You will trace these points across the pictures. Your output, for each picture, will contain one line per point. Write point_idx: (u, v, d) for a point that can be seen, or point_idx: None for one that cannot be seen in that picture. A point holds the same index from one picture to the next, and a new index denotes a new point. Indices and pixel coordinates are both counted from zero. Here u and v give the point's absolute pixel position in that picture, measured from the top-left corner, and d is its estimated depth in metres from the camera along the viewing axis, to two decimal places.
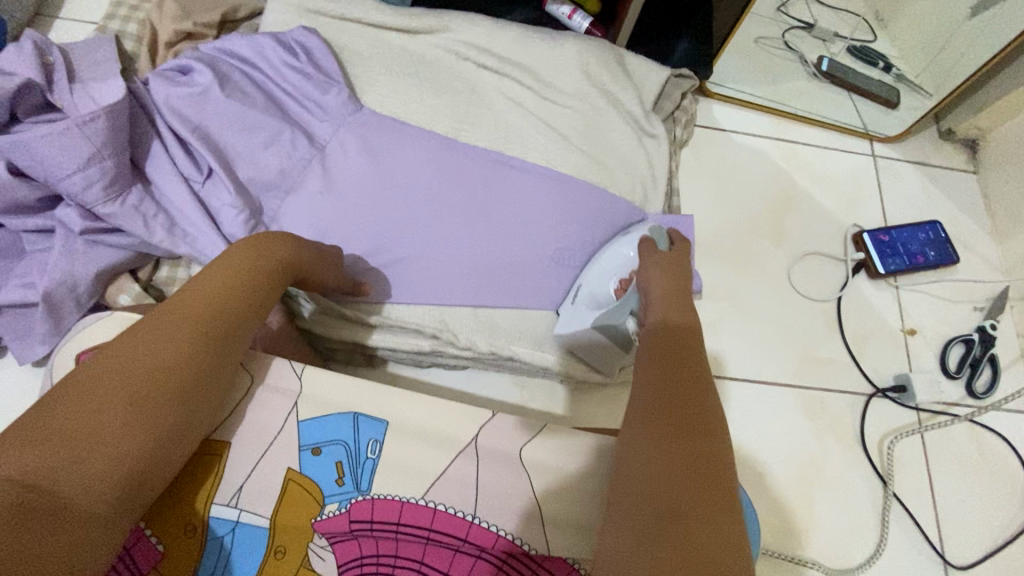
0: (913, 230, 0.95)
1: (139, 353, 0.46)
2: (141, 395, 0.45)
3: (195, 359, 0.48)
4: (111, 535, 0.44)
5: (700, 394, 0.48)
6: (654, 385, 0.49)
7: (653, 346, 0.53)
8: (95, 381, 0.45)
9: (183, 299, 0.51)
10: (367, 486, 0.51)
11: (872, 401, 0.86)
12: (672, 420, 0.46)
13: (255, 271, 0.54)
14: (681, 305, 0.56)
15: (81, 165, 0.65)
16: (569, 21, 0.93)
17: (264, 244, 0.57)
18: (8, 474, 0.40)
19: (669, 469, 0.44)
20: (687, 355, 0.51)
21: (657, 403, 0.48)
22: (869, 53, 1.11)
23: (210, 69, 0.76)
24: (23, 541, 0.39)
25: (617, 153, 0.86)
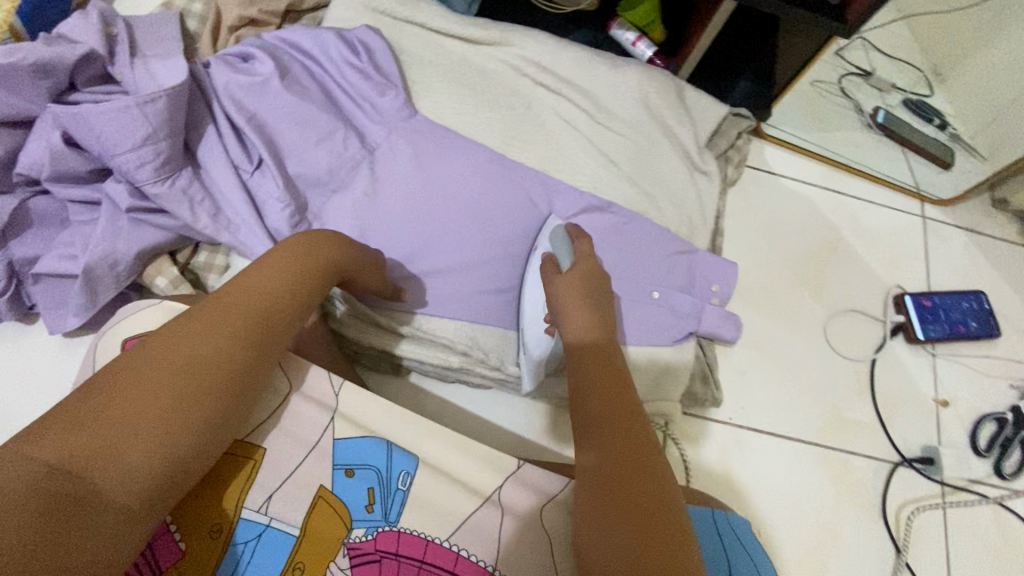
0: (956, 298, 0.93)
1: (180, 347, 0.46)
2: (180, 390, 0.45)
3: (235, 358, 0.48)
4: (136, 530, 0.43)
5: (635, 421, 0.49)
6: (586, 405, 0.50)
7: (578, 368, 0.53)
8: (136, 372, 0.44)
9: (232, 291, 0.50)
10: (396, 518, 0.51)
11: (897, 470, 0.84)
12: (614, 441, 0.47)
13: (303, 272, 0.54)
14: (587, 318, 0.57)
15: (136, 144, 0.64)
16: (632, 48, 0.92)
17: (311, 243, 0.57)
18: (44, 457, 0.40)
19: (615, 491, 0.45)
20: (613, 369, 0.52)
21: (606, 446, 0.47)
22: (925, 109, 1.10)
23: (273, 59, 0.75)
24: (51, 530, 0.39)
25: (666, 188, 0.85)
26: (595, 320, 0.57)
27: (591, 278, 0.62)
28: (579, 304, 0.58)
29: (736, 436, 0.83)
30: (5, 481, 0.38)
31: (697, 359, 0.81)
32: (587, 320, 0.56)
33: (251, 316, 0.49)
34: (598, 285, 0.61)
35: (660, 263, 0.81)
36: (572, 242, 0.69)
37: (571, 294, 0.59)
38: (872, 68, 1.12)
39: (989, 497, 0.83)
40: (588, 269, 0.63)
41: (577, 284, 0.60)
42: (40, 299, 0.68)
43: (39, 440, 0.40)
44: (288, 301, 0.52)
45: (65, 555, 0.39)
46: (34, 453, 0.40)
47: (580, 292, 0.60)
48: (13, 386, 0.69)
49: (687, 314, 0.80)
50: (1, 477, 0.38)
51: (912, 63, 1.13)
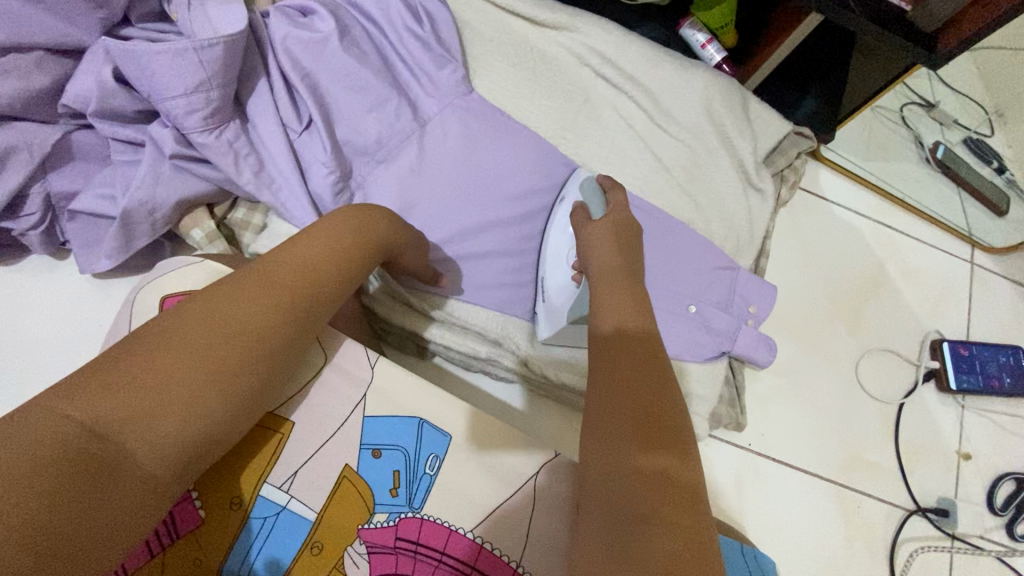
0: (994, 350, 0.90)
1: (222, 318, 0.45)
2: (218, 360, 0.44)
3: (274, 334, 0.46)
4: (159, 499, 0.42)
5: (663, 397, 0.46)
6: (615, 399, 0.46)
7: (610, 357, 0.49)
8: (176, 337, 0.43)
9: (278, 260, 0.49)
10: (420, 504, 0.50)
11: (909, 518, 0.82)
12: (642, 436, 0.44)
13: (351, 246, 0.53)
14: (629, 303, 0.52)
15: (188, 90, 0.62)
16: (701, 51, 0.87)
17: (359, 218, 0.55)
18: (79, 416, 0.38)
19: (633, 479, 0.42)
20: (647, 363, 0.48)
21: (630, 415, 0.45)
22: (984, 150, 1.06)
23: (334, 17, 0.72)
24: (77, 492, 0.37)
25: (717, 201, 0.82)
26: (636, 310, 0.52)
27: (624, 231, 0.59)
28: (611, 252, 0.57)
29: (752, 462, 0.82)
30: (34, 436, 0.37)
31: (725, 381, 0.80)
32: (614, 261, 0.56)
33: (295, 289, 0.48)
34: (630, 243, 0.59)
35: (700, 276, 0.79)
36: (604, 192, 0.65)
37: (606, 274, 0.55)
38: (936, 99, 1.08)
39: (988, 549, 0.81)
40: (623, 217, 0.60)
41: (612, 242, 0.58)
42: (74, 237, 0.67)
43: (75, 397, 0.39)
44: (332, 280, 0.51)
45: (87, 521, 0.38)
46: (68, 408, 0.38)
47: (621, 253, 0.57)
48: (41, 322, 0.68)
49: (722, 333, 0.78)
50: (32, 432, 0.37)
51: (979, 101, 1.09)
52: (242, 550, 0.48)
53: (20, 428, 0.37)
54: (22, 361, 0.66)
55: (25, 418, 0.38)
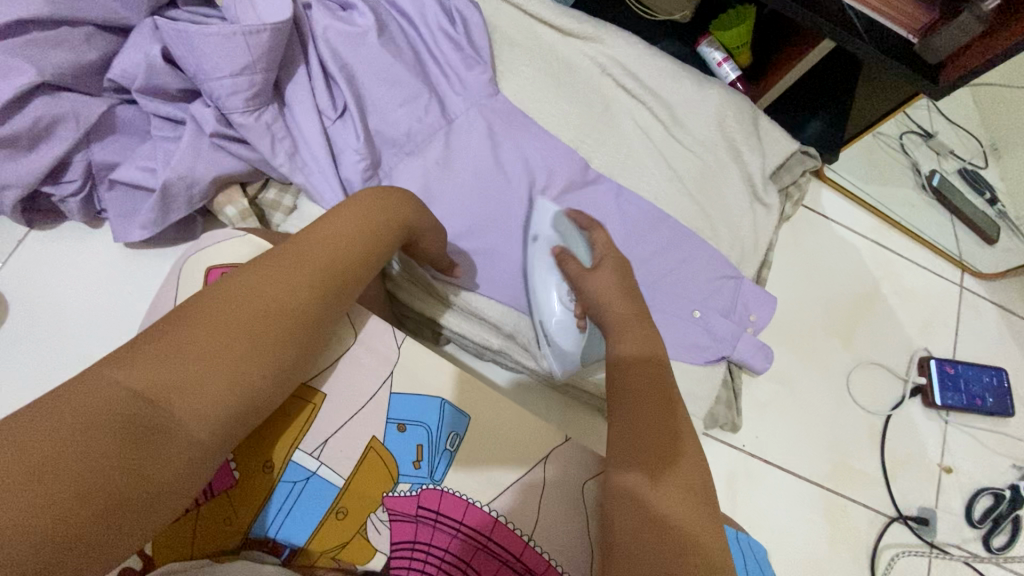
0: (979, 371, 0.94)
1: (260, 294, 0.48)
2: (258, 333, 0.47)
3: (309, 309, 0.50)
4: (204, 463, 0.45)
5: (672, 423, 0.51)
6: (628, 425, 0.50)
7: (623, 384, 0.53)
8: (220, 312, 0.46)
9: (310, 240, 0.52)
10: (441, 477, 0.53)
11: (892, 525, 0.86)
12: (651, 459, 0.48)
13: (376, 226, 0.56)
14: (639, 336, 0.56)
15: (233, 72, 0.65)
16: (716, 68, 0.92)
17: (383, 201, 0.58)
18: (133, 384, 0.41)
19: (641, 499, 0.47)
20: (658, 391, 0.52)
21: (642, 440, 0.49)
22: (978, 180, 1.11)
23: (373, 14, 0.75)
24: (129, 450, 0.40)
25: (726, 212, 0.86)
26: (641, 338, 0.56)
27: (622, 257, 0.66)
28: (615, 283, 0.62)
29: (745, 463, 0.85)
30: (93, 401, 0.40)
31: (724, 384, 0.83)
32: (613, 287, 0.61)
33: (327, 267, 0.51)
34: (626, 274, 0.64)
35: (705, 282, 0.83)
36: (582, 231, 0.71)
37: (617, 301, 0.60)
38: (934, 129, 1.13)
39: (961, 557, 0.85)
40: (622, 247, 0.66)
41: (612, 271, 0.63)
42: (111, 206, 0.69)
43: (126, 366, 0.42)
44: (360, 258, 0.54)
45: (138, 478, 0.40)
46: (122, 378, 0.41)
47: (624, 282, 0.62)
48: (73, 286, 0.71)
49: (724, 338, 0.81)
50: (90, 397, 0.40)
51: (974, 133, 1.14)
52: (271, 511, 0.50)
53: (80, 394, 0.40)
54: (51, 323, 0.68)
55: (84, 386, 0.40)
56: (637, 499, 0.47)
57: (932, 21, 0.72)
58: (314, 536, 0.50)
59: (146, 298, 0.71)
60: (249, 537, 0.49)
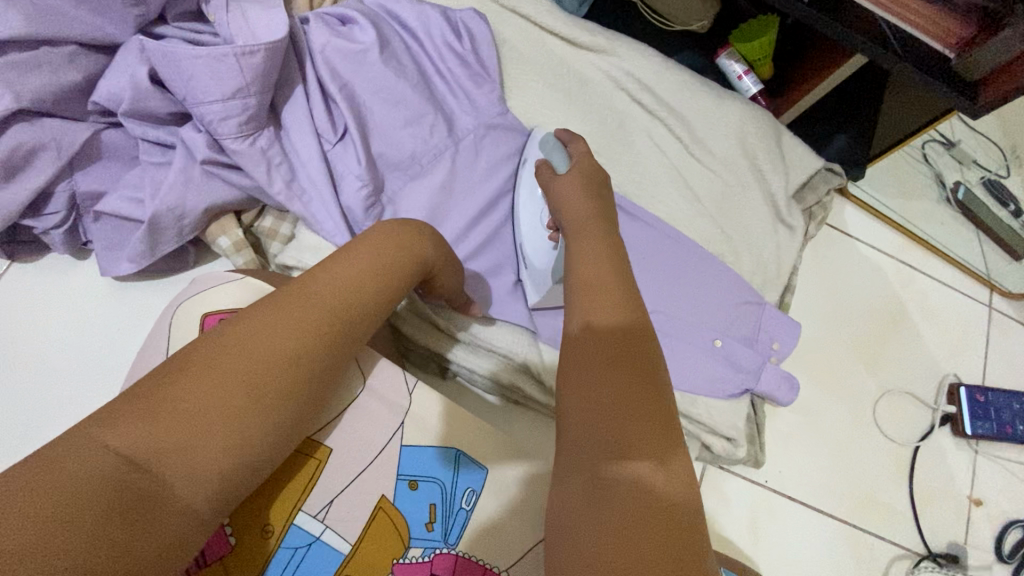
0: (1011, 397, 0.90)
1: (264, 342, 0.43)
2: (262, 388, 0.42)
3: (317, 360, 0.45)
4: (198, 532, 0.41)
5: (641, 387, 0.42)
6: (587, 394, 0.42)
7: (582, 351, 0.45)
8: (221, 363, 0.42)
9: (321, 282, 0.48)
10: (456, 539, 0.49)
11: (923, 564, 0.82)
12: (612, 431, 0.40)
13: (392, 269, 0.52)
14: (604, 294, 0.47)
15: (226, 96, 0.60)
16: (737, 81, 0.87)
17: (397, 236, 0.54)
18: (122, 448, 0.37)
19: (601, 477, 0.39)
20: (627, 351, 0.44)
21: (602, 411, 0.41)
22: (1002, 191, 1.06)
23: (374, 28, 0.71)
24: (120, 525, 0.36)
25: (747, 235, 0.82)
26: (609, 294, 0.47)
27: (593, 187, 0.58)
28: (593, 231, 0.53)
29: (768, 499, 0.81)
30: (76, 470, 0.35)
31: (746, 418, 0.78)
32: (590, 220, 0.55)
33: (340, 314, 0.47)
34: (605, 211, 0.56)
35: (726, 309, 0.78)
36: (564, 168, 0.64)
37: (581, 252, 0.51)
38: (957, 137, 1.08)
39: None
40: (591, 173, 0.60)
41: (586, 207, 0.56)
42: (98, 238, 0.65)
43: (117, 426, 0.38)
44: (374, 303, 0.50)
45: (126, 557, 0.36)
46: (110, 440, 0.37)
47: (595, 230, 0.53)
48: (58, 323, 0.67)
49: (746, 370, 0.77)
50: (74, 465, 0.36)
51: (1001, 144, 1.09)
52: None
53: (61, 461, 0.35)
54: (36, 364, 0.64)
55: (65, 450, 0.36)
56: (610, 490, 0.38)
57: (972, 35, 0.67)
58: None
59: (137, 335, 0.67)
60: None
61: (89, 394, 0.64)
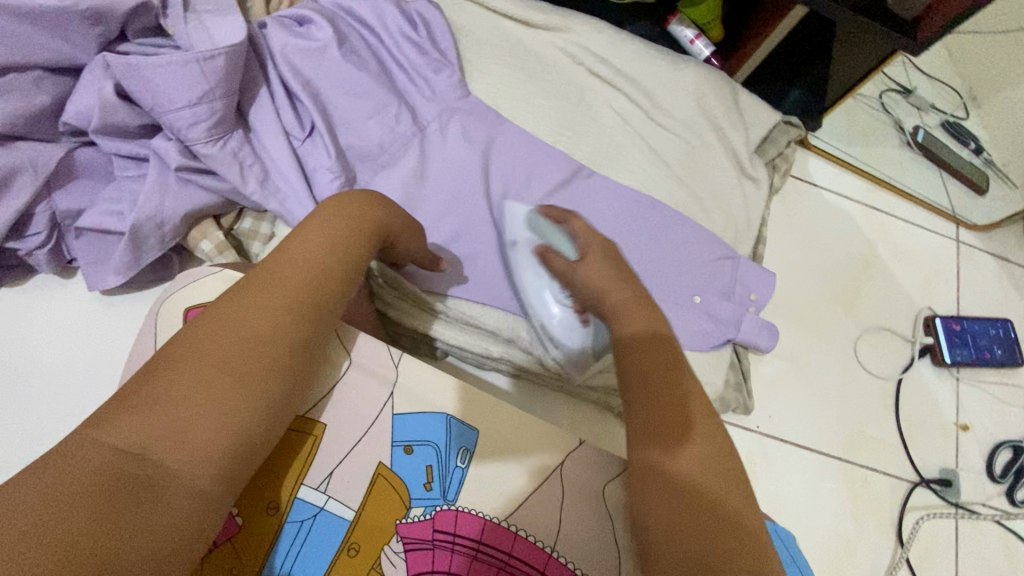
0: (984, 324, 0.94)
1: (242, 324, 0.45)
2: (244, 366, 0.43)
3: (294, 332, 0.46)
4: (213, 512, 0.41)
5: (687, 395, 0.50)
6: (643, 405, 0.50)
7: (636, 365, 0.52)
8: (199, 352, 0.43)
9: (282, 261, 0.49)
10: (454, 496, 0.50)
11: (916, 490, 0.85)
12: (669, 433, 0.48)
13: (349, 236, 0.53)
14: (642, 310, 0.56)
15: (192, 101, 0.62)
16: (690, 46, 0.89)
17: (357, 207, 0.55)
18: (116, 442, 0.39)
19: (676, 477, 0.46)
20: (670, 362, 0.52)
21: (659, 422, 0.48)
22: (961, 131, 1.10)
23: (330, 25, 0.73)
24: (127, 510, 0.37)
25: (715, 191, 0.84)
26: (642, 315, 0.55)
27: (608, 250, 0.61)
28: (606, 277, 0.59)
29: (763, 445, 0.84)
30: (76, 467, 0.37)
31: (732, 367, 0.81)
32: (620, 292, 0.57)
33: (306, 285, 0.48)
34: (616, 259, 0.61)
35: (703, 265, 0.81)
36: (557, 224, 0.66)
37: (622, 310, 0.56)
38: (913, 84, 1.12)
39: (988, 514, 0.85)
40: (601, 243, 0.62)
41: (604, 268, 0.59)
42: (81, 254, 0.67)
43: (109, 426, 0.40)
44: (339, 270, 0.51)
45: (140, 538, 0.37)
46: (104, 437, 0.39)
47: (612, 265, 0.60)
48: (50, 341, 0.68)
49: (727, 321, 0.79)
50: (73, 464, 0.38)
51: (953, 85, 1.13)
52: (282, 555, 0.48)
53: (62, 463, 0.37)
54: (33, 382, 0.66)
55: (63, 454, 0.38)
56: (678, 485, 0.46)
57: None
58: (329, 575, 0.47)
59: (129, 345, 0.68)
60: None
61: (88, 407, 0.65)
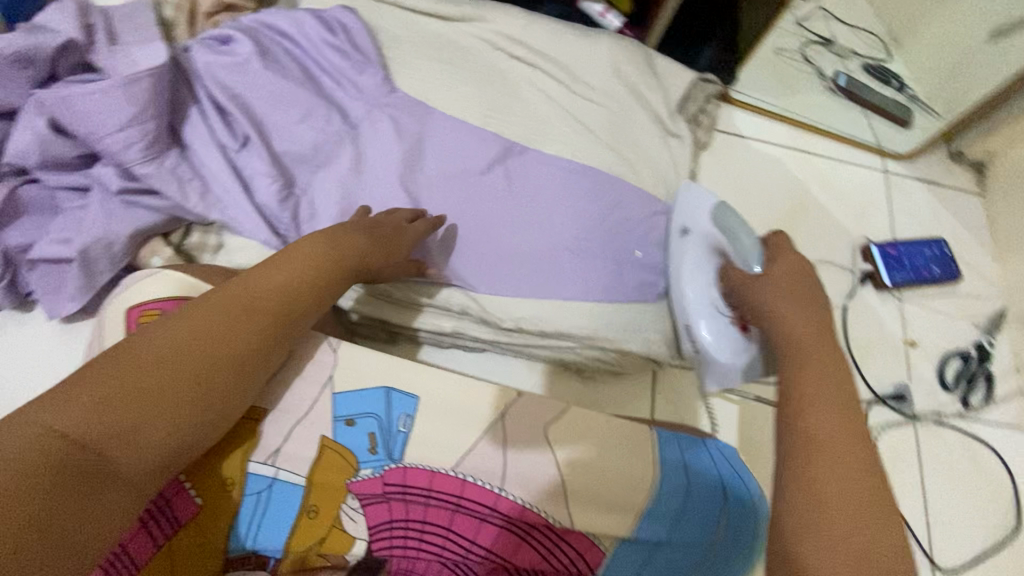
0: (919, 246, 0.99)
1: (218, 329, 0.46)
2: (202, 375, 0.45)
3: (255, 350, 0.48)
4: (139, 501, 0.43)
5: (844, 388, 0.52)
6: (823, 405, 0.50)
7: (800, 368, 0.54)
8: (160, 349, 0.44)
9: (260, 276, 0.50)
10: (400, 455, 0.51)
11: (871, 408, 0.89)
12: (839, 428, 0.48)
13: (324, 266, 0.55)
14: (794, 302, 0.61)
15: (123, 125, 0.66)
16: (601, 19, 0.96)
17: (342, 235, 0.59)
18: (65, 428, 0.39)
19: (853, 481, 0.45)
20: (826, 357, 0.55)
21: (840, 417, 0.49)
22: (884, 73, 1.16)
23: (251, 40, 0.77)
24: (70, 501, 0.38)
25: (643, 151, 0.88)
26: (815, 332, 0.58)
27: (798, 264, 0.66)
28: (790, 296, 0.62)
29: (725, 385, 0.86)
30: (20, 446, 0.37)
31: (681, 313, 0.83)
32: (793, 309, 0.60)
33: (279, 308, 0.50)
34: (803, 272, 0.65)
35: (639, 221, 0.85)
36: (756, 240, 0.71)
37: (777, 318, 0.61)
38: (832, 35, 1.17)
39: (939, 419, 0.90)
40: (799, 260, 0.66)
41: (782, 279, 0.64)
42: (38, 285, 0.69)
43: (56, 406, 0.39)
44: (311, 299, 0.53)
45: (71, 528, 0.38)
46: (50, 420, 0.39)
47: (791, 267, 0.66)
48: (19, 372, 0.70)
49: (666, 270, 0.83)
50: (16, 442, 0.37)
51: (866, 28, 1.19)
52: (242, 527, 0.50)
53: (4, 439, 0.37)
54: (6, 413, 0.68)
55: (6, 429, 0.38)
56: (856, 484, 0.45)
57: None
58: (292, 537, 0.50)
59: None
60: (228, 555, 0.49)
61: None
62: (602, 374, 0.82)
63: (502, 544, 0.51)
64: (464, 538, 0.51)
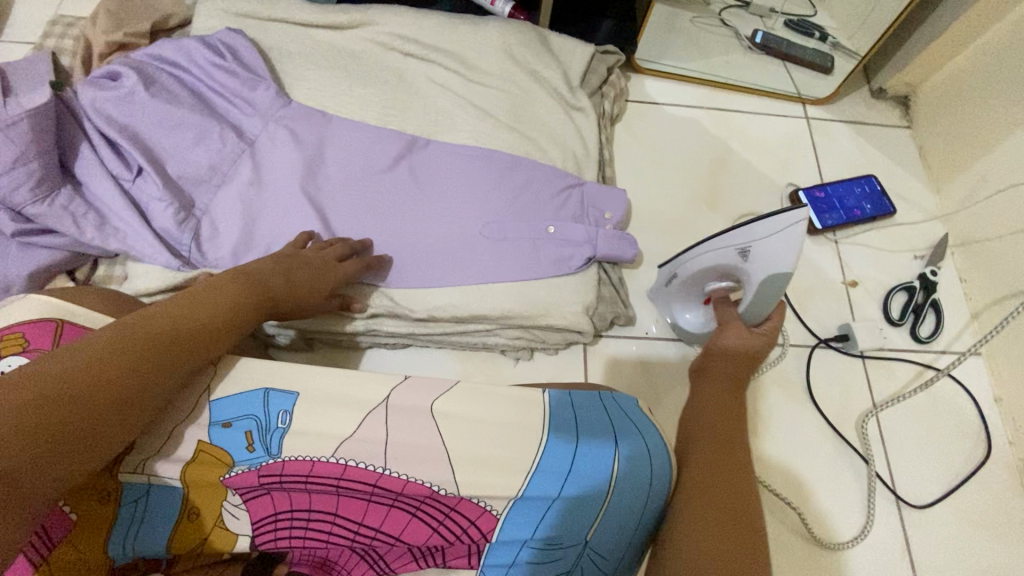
0: (848, 185, 0.97)
1: (130, 365, 0.45)
2: (106, 413, 0.44)
3: (164, 387, 0.48)
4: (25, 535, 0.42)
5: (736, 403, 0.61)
6: (718, 412, 0.60)
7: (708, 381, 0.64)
8: (65, 383, 0.42)
9: (173, 314, 0.50)
10: (278, 450, 0.51)
11: (815, 352, 0.87)
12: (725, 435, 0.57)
13: (241, 306, 0.54)
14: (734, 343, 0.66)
15: (8, 167, 0.66)
16: (492, 7, 0.96)
17: (262, 275, 0.59)
18: None
19: (727, 471, 0.54)
20: (731, 375, 0.64)
21: (729, 427, 0.58)
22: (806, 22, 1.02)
23: (137, 72, 0.78)
24: None
25: (546, 129, 0.89)
26: (744, 343, 0.65)
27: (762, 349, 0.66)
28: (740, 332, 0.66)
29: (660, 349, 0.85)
30: None
31: (602, 282, 0.84)
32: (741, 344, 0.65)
33: (191, 349, 0.49)
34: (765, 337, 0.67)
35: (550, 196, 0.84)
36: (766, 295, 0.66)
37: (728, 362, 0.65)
38: None
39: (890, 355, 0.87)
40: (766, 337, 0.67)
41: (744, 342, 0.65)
42: None
43: None
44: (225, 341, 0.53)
45: None
46: None
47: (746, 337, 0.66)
48: None
49: (582, 242, 0.82)
50: None
51: None
52: (121, 535, 0.51)
53: None
54: None
55: None
56: (729, 474, 0.54)
57: None
58: (173, 538, 0.52)
59: None
60: (113, 562, 0.51)
61: None
62: (528, 354, 0.81)
63: (393, 520, 0.54)
64: (352, 520, 0.54)
